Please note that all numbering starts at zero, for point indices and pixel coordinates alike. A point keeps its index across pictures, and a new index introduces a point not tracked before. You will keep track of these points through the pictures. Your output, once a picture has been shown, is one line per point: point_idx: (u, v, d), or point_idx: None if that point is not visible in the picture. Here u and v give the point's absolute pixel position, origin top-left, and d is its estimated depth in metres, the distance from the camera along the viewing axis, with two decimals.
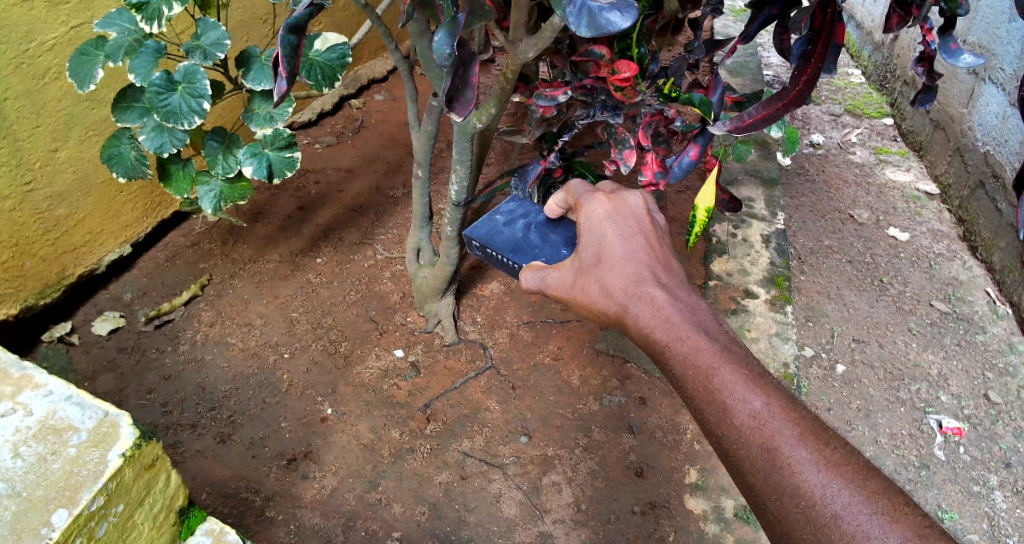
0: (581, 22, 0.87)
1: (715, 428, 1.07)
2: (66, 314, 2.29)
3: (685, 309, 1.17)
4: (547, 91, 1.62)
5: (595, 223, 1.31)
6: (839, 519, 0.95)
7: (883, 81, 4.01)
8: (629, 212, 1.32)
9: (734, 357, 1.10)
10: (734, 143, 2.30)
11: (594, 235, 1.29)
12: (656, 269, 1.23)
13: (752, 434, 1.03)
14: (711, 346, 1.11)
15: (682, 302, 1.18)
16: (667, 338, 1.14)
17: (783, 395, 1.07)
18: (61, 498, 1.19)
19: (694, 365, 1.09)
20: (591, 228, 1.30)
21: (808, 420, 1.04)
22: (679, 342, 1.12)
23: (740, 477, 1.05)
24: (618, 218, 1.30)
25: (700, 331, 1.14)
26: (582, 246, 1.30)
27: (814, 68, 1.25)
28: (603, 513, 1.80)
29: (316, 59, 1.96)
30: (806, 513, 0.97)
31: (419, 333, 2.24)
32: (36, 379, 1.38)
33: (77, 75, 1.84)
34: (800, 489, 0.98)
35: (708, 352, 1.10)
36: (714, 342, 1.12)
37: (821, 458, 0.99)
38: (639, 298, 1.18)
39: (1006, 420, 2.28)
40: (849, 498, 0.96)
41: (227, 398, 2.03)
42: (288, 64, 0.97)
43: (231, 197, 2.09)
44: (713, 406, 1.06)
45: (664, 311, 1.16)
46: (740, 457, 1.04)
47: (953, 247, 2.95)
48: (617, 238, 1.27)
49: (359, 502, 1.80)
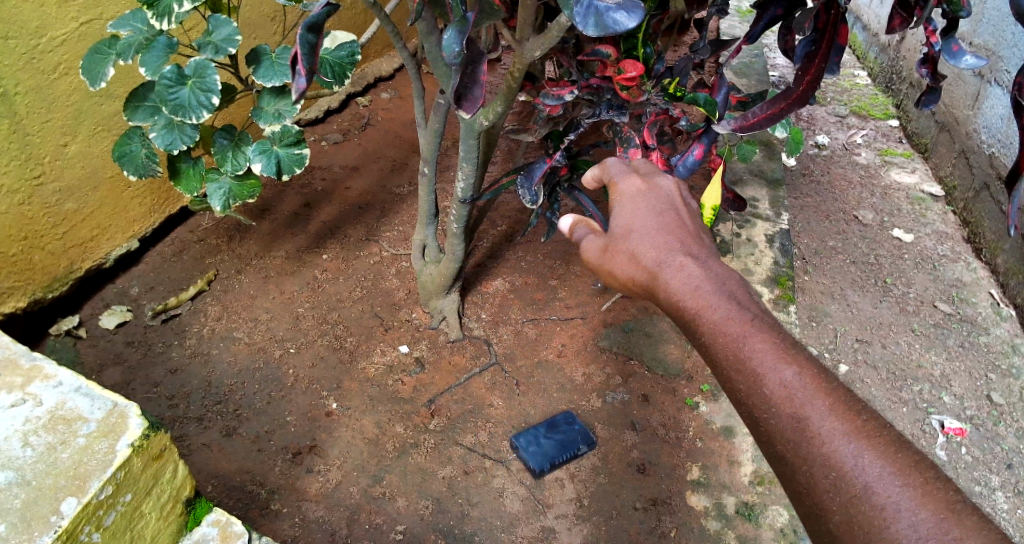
0: (588, 22, 0.88)
1: (745, 397, 1.07)
2: (73, 307, 2.31)
3: (716, 278, 1.18)
4: (553, 90, 1.63)
5: (624, 196, 1.34)
6: (870, 491, 0.94)
7: (889, 83, 4.01)
8: (660, 189, 1.34)
9: (764, 327, 1.10)
10: (738, 143, 2.31)
11: (623, 206, 1.33)
12: (687, 241, 1.25)
13: (781, 404, 1.02)
14: (741, 316, 1.11)
15: (713, 271, 1.20)
16: (695, 305, 1.16)
17: (815, 366, 1.06)
18: (71, 487, 1.21)
19: (722, 334, 1.10)
20: (622, 205, 1.32)
21: (839, 391, 1.02)
22: (710, 310, 1.13)
23: (770, 447, 1.04)
24: (648, 195, 1.32)
25: (730, 301, 1.15)
26: (611, 221, 1.32)
27: (818, 69, 1.25)
28: (605, 509, 1.81)
29: (327, 58, 1.97)
30: (836, 485, 0.96)
31: (423, 329, 2.26)
32: (46, 370, 1.40)
33: (89, 73, 1.87)
34: (830, 460, 0.97)
35: (739, 323, 1.10)
36: (746, 312, 1.12)
37: (853, 429, 0.98)
38: (670, 265, 1.21)
39: (1009, 422, 2.28)
40: (880, 470, 0.95)
41: (232, 392, 2.05)
42: (307, 61, 0.99)
43: (240, 194, 2.11)
44: (742, 376, 1.07)
45: (695, 279, 1.17)
46: (769, 427, 1.03)
47: (957, 248, 2.96)
48: (647, 212, 1.29)
49: (363, 495, 1.81)
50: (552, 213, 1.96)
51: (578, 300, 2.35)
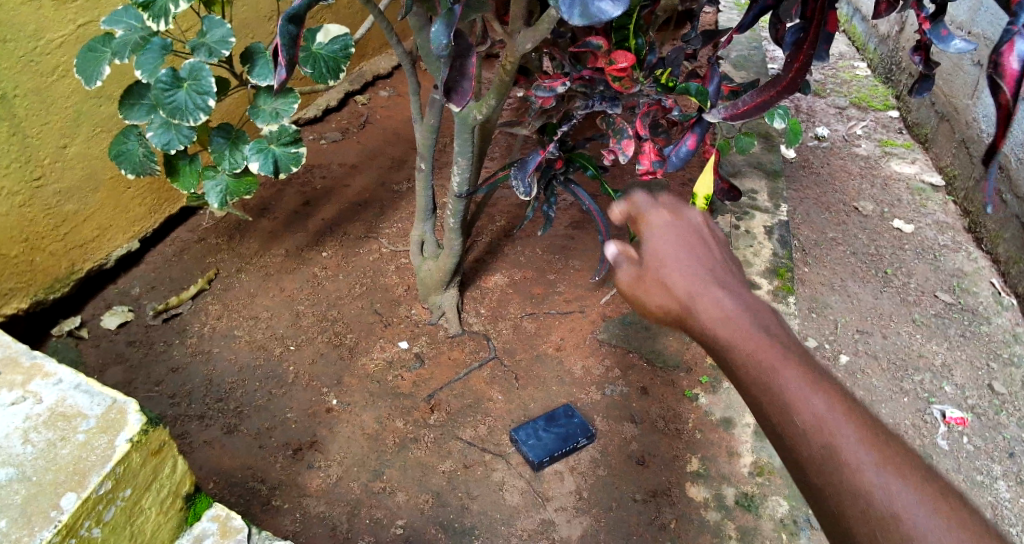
0: (573, 11, 0.88)
1: (778, 430, 0.93)
2: (75, 308, 2.32)
3: (750, 308, 1.04)
4: (546, 82, 1.62)
5: (653, 226, 1.18)
6: (903, 520, 0.83)
7: (889, 74, 4.01)
8: (689, 221, 1.20)
9: (796, 355, 0.97)
10: (737, 135, 2.31)
11: (650, 232, 1.17)
12: (718, 270, 1.11)
13: (812, 436, 0.90)
14: (773, 343, 0.98)
15: (748, 304, 1.05)
16: (727, 337, 1.00)
17: (846, 395, 0.94)
18: (70, 482, 1.22)
19: (755, 360, 0.96)
20: (650, 232, 1.17)
21: (872, 420, 0.90)
22: (743, 340, 0.99)
23: (795, 474, 0.92)
24: (676, 219, 1.19)
25: (764, 329, 1.00)
26: (640, 248, 1.16)
27: (806, 56, 1.21)
28: (604, 501, 1.81)
29: (320, 53, 1.98)
30: (865, 513, 0.85)
31: (423, 324, 2.26)
32: (46, 367, 1.41)
33: (84, 72, 1.88)
34: (860, 491, 0.85)
35: (770, 349, 0.97)
36: (775, 336, 1.00)
37: (883, 458, 0.87)
38: (702, 294, 1.05)
39: (1011, 411, 2.27)
40: (917, 498, 0.84)
41: (234, 389, 2.05)
42: (287, 53, 1.01)
43: (237, 191, 2.11)
44: (773, 406, 0.93)
45: (726, 307, 1.03)
46: (801, 458, 0.91)
47: (958, 238, 2.95)
48: (677, 243, 1.14)
49: (364, 490, 1.82)
50: (548, 206, 1.95)
51: (576, 294, 2.36)
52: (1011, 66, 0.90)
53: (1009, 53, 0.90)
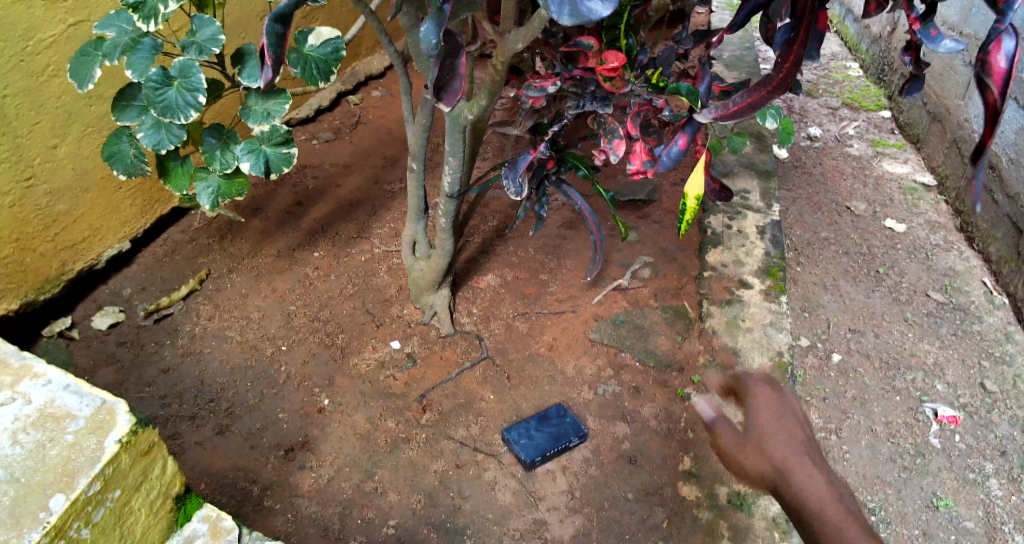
0: (563, 10, 0.88)
1: None
2: (66, 309, 2.31)
3: (836, 486, 1.31)
4: (537, 82, 1.62)
5: (756, 408, 1.40)
6: None
7: (881, 74, 4.02)
8: (790, 406, 1.42)
9: (862, 524, 1.25)
10: (729, 135, 2.31)
11: (752, 408, 1.41)
12: (814, 455, 1.34)
13: None
14: (850, 516, 1.26)
15: (836, 484, 1.31)
16: (814, 507, 1.27)
17: None
18: (59, 483, 1.21)
19: (831, 527, 1.24)
20: (756, 402, 1.41)
21: None
22: (824, 510, 1.26)
23: None
24: (777, 398, 1.42)
25: (840, 506, 1.27)
26: (747, 421, 1.39)
27: (798, 55, 1.19)
28: (597, 501, 1.81)
29: (311, 54, 1.97)
30: None
31: (415, 324, 2.26)
32: (35, 368, 1.40)
33: (77, 75, 1.87)
34: None
35: (848, 522, 1.24)
36: (848, 510, 1.27)
37: None
38: (798, 471, 1.30)
39: (1002, 409, 2.28)
40: None
41: (225, 390, 2.05)
42: (274, 51, 1.00)
43: (228, 193, 2.10)
44: None
45: (820, 486, 1.28)
46: None
47: (950, 238, 2.96)
48: (772, 420, 1.38)
49: (356, 490, 1.81)
50: (540, 207, 1.95)
51: (569, 294, 2.35)
52: (999, 64, 0.90)
53: (997, 52, 0.90)
